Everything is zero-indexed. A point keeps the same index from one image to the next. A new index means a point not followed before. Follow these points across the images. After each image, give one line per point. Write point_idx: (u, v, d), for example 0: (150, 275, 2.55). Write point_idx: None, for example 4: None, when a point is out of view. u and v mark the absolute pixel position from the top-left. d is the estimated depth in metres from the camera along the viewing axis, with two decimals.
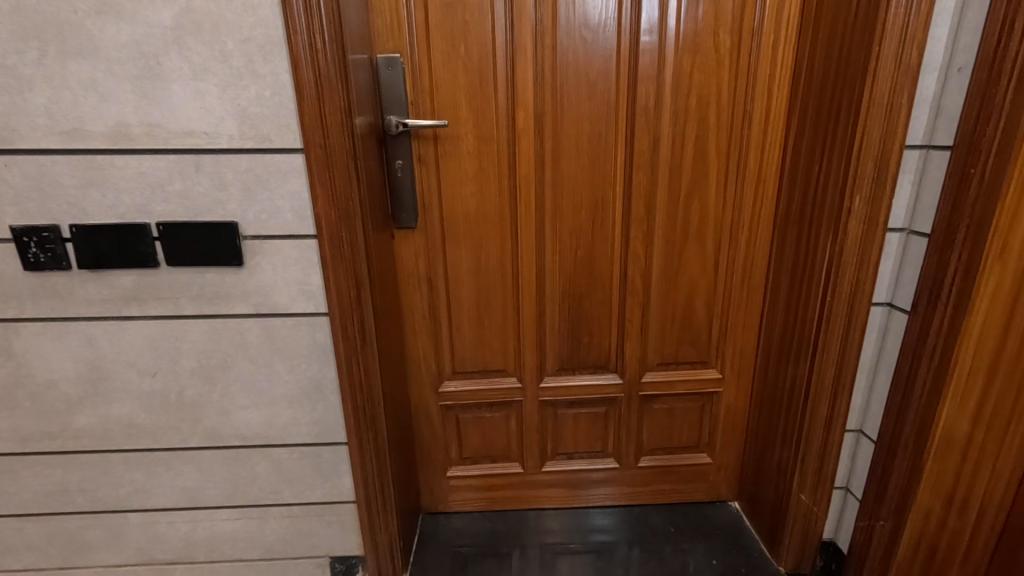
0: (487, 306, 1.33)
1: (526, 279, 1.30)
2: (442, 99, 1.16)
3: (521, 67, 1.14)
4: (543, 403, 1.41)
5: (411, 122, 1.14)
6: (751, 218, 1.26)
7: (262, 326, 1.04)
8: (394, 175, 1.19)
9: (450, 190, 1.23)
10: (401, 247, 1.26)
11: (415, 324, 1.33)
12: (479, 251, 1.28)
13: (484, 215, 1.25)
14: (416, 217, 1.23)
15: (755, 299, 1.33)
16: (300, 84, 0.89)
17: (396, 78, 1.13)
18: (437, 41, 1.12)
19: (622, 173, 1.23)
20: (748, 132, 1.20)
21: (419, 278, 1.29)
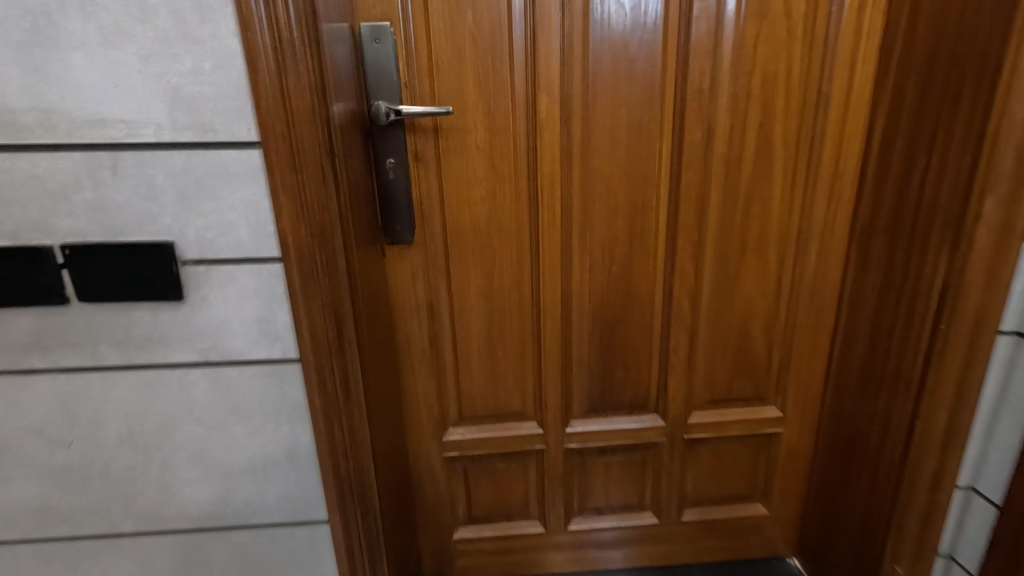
0: (500, 336, 1.08)
1: (550, 304, 1.06)
2: (444, 81, 0.92)
3: (544, 40, 0.91)
4: (569, 451, 1.17)
5: (405, 109, 0.89)
6: (824, 225, 1.03)
7: (212, 378, 0.79)
8: (384, 177, 0.94)
9: (455, 197, 0.99)
10: (394, 268, 1.01)
11: (414, 361, 1.08)
12: (491, 270, 1.04)
13: (497, 227, 1.01)
14: (413, 229, 0.99)
15: (825, 322, 1.10)
16: (253, 53, 0.64)
17: (385, 53, 0.88)
18: (437, 6, 0.88)
19: (668, 172, 0.99)
20: (823, 120, 0.97)
21: (418, 305, 1.05)
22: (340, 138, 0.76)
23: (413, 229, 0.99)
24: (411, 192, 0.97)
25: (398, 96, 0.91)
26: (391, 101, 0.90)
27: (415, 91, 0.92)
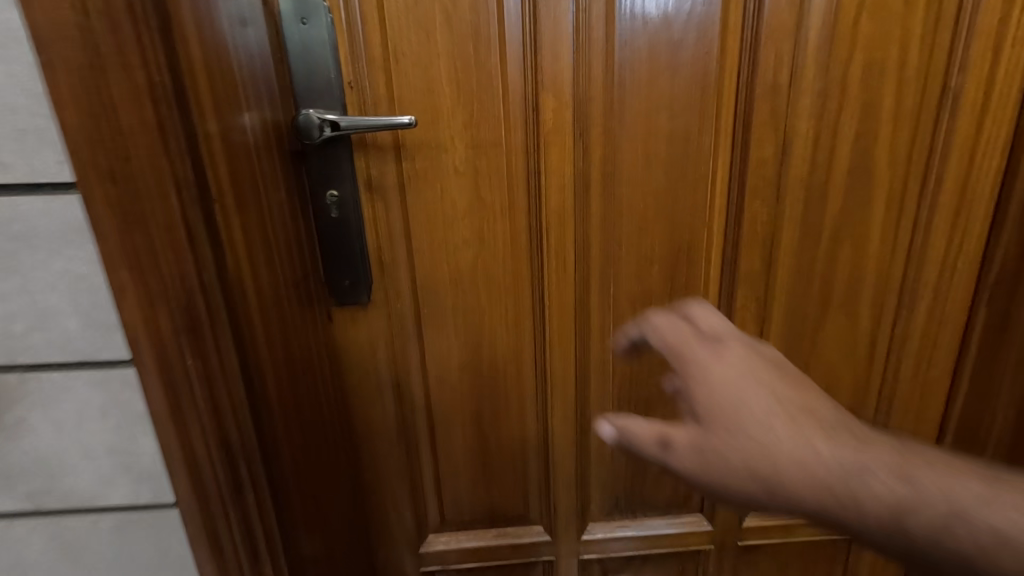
0: (494, 420, 0.81)
1: (561, 378, 0.79)
2: (406, 78, 0.64)
3: (550, 19, 0.63)
4: (586, 562, 0.90)
5: (348, 121, 0.62)
6: (942, 270, 0.75)
7: (49, 532, 0.52)
8: (323, 216, 0.67)
9: (427, 239, 0.71)
10: (345, 335, 0.74)
11: (378, 453, 0.81)
12: (480, 335, 0.76)
13: (489, 279, 0.73)
14: (369, 285, 0.71)
15: (937, 399, 0.81)
16: (44, 37, 0.38)
17: (318, 40, 0.61)
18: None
19: (724, 203, 0.71)
20: (950, 125, 0.68)
21: (381, 383, 0.77)
22: (230, 168, 0.49)
23: (368, 286, 0.71)
24: (365, 235, 0.69)
25: (340, 100, 0.63)
26: (330, 108, 0.63)
27: (366, 91, 0.64)
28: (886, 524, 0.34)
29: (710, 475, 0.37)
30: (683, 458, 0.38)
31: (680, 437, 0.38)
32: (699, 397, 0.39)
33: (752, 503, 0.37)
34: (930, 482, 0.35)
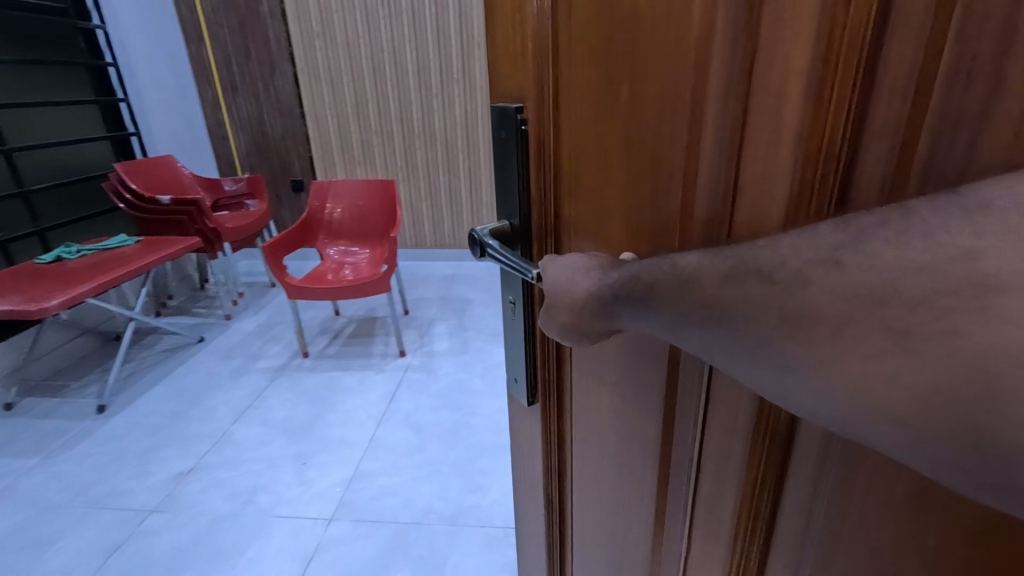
0: (635, 539, 0.71)
1: (707, 539, 0.61)
2: (584, 197, 0.61)
3: (772, 132, 0.43)
4: None
5: (488, 246, 0.65)
6: None
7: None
8: (506, 316, 0.74)
9: (582, 353, 0.68)
10: (515, 416, 0.85)
11: (533, 522, 0.92)
12: (628, 458, 0.67)
13: (631, 401, 0.63)
14: (532, 389, 0.75)
15: None
16: None
17: (509, 154, 0.65)
18: (583, 80, 0.56)
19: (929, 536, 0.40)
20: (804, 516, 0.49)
21: (534, 475, 0.86)
22: None
23: (532, 385, 0.75)
24: (534, 340, 0.72)
25: (526, 214, 0.67)
26: (509, 220, 0.69)
27: (552, 206, 0.65)
28: (637, 294, 0.47)
29: (564, 334, 0.57)
30: (548, 322, 0.58)
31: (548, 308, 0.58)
32: (551, 298, 0.57)
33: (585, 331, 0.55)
34: (772, 255, 0.39)
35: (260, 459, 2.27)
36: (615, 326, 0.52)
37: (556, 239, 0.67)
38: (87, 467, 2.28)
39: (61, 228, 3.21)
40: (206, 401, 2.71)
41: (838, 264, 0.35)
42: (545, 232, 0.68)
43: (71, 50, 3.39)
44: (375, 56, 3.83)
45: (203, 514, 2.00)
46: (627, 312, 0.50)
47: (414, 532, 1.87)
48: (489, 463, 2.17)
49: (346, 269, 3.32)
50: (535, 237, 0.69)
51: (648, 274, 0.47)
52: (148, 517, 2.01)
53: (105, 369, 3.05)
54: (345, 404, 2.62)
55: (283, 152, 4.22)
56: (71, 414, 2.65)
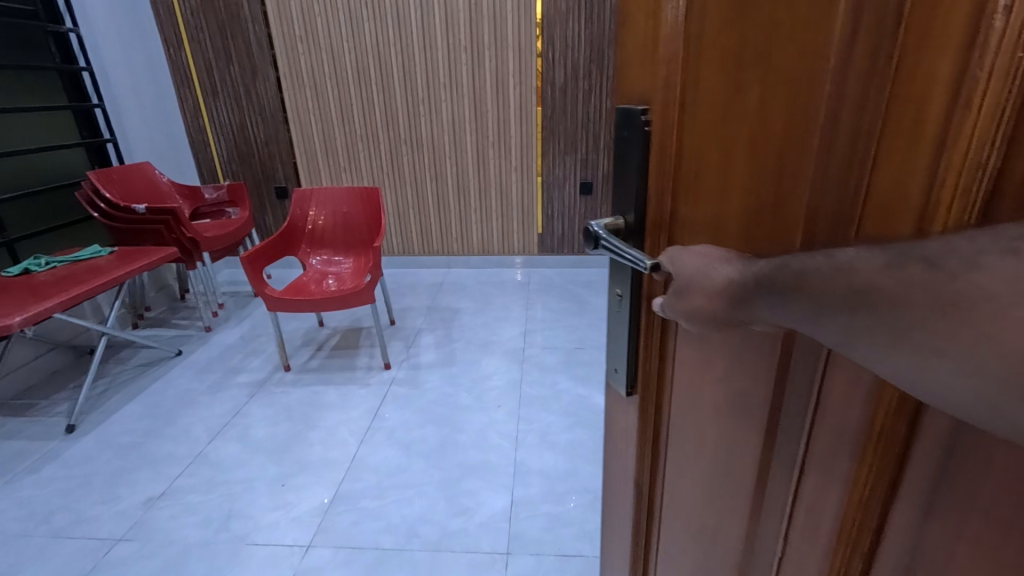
0: (727, 537, 0.71)
1: (805, 539, 0.60)
2: (703, 198, 0.58)
3: (917, 136, 0.41)
4: None
5: (601, 238, 0.63)
6: None
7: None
8: (611, 305, 0.71)
9: (687, 344, 0.65)
10: (610, 408, 0.82)
11: (618, 518, 0.89)
12: (730, 456, 0.66)
13: (739, 395, 0.61)
14: (632, 382, 0.72)
15: None
16: None
17: (630, 147, 0.61)
18: (714, 78, 0.54)
19: None
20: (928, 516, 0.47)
21: (623, 469, 0.82)
22: None
23: (633, 379, 0.72)
24: (639, 333, 0.69)
25: (641, 209, 0.63)
26: (625, 214, 0.65)
27: (667, 205, 0.62)
28: (781, 285, 0.46)
29: (685, 316, 0.56)
30: (672, 310, 0.58)
31: (672, 304, 0.58)
32: (679, 287, 0.56)
33: (716, 321, 0.54)
34: (937, 245, 0.37)
35: (235, 481, 2.17)
36: (753, 318, 0.50)
37: (669, 239, 0.63)
38: (53, 493, 2.15)
39: (31, 239, 3.06)
40: (181, 420, 2.60)
41: (1016, 250, 0.33)
42: (658, 230, 0.64)
43: (42, 53, 3.22)
44: (360, 61, 3.78)
45: (172, 543, 1.89)
46: (768, 300, 0.47)
47: (395, 560, 1.77)
48: (476, 483, 2.08)
49: (330, 279, 3.24)
50: (648, 237, 0.65)
51: (798, 263, 0.45)
52: (115, 546, 1.89)
53: (76, 386, 2.91)
54: (327, 421, 2.53)
55: (266, 158, 4.12)
56: (39, 435, 2.51)
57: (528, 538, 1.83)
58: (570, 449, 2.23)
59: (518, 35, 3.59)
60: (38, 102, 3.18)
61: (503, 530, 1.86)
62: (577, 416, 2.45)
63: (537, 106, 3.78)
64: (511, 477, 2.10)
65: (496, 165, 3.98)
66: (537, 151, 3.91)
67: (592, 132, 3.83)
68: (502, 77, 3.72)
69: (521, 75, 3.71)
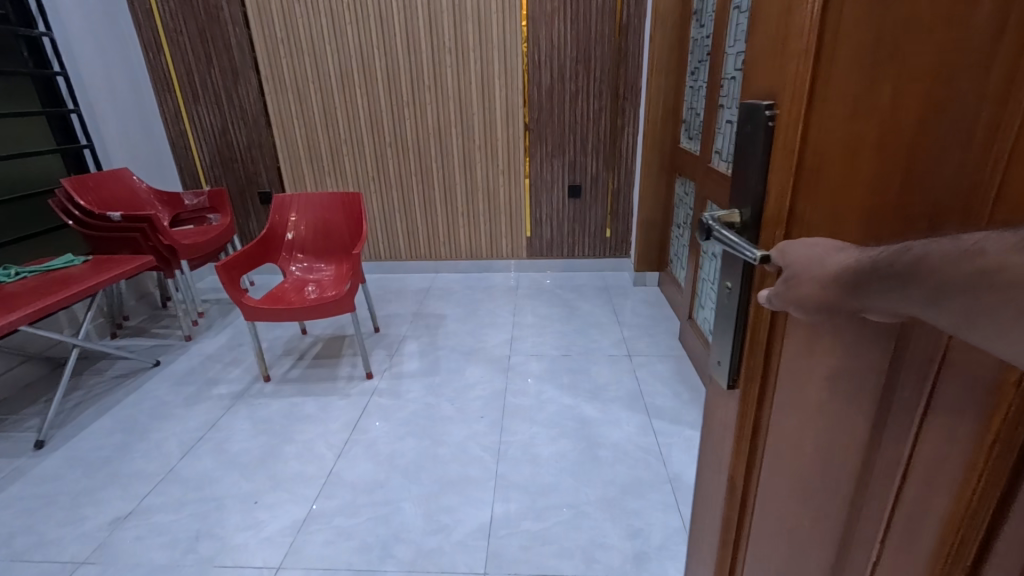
0: (818, 520, 0.75)
1: (910, 516, 0.64)
2: (823, 193, 0.59)
3: None
4: None
5: (713, 227, 0.70)
6: None
7: None
8: (720, 297, 0.77)
9: (797, 336, 0.67)
10: (714, 397, 0.88)
11: (712, 511, 0.94)
12: (830, 441, 0.69)
13: (849, 382, 0.65)
14: (733, 374, 0.78)
15: None
16: None
17: (754, 140, 0.65)
18: (847, 73, 0.55)
19: None
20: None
21: (721, 457, 0.88)
22: None
23: (736, 369, 0.77)
24: (744, 328, 0.74)
25: (758, 207, 0.67)
26: (741, 210, 0.70)
27: (786, 200, 0.63)
28: (901, 270, 0.49)
29: (793, 304, 0.61)
30: (777, 301, 0.62)
31: (778, 295, 0.62)
32: (789, 279, 0.60)
33: (827, 306, 0.58)
34: None
35: (205, 499, 2.11)
36: (865, 306, 0.54)
37: (786, 233, 0.64)
38: (16, 514, 2.07)
39: (6, 247, 2.96)
40: (154, 434, 2.52)
41: None
42: (776, 224, 0.65)
43: (14, 59, 3.10)
44: (344, 64, 3.75)
45: (137, 567, 1.82)
46: (884, 288, 0.52)
47: None
48: (454, 499, 2.05)
49: (309, 287, 3.18)
50: (763, 230, 0.67)
51: (918, 250, 0.48)
52: (77, 569, 1.82)
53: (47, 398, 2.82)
54: (305, 434, 2.48)
55: (249, 164, 4.06)
56: (5, 451, 2.42)
57: (506, 557, 1.80)
58: (552, 460, 2.22)
59: (505, 38, 3.61)
60: (12, 107, 3.08)
61: (481, 547, 1.83)
62: (561, 426, 2.44)
63: (524, 106, 3.81)
64: (491, 492, 2.07)
65: (483, 169, 3.99)
66: (524, 154, 3.93)
67: (578, 135, 3.86)
68: (488, 80, 3.74)
69: (507, 78, 3.73)
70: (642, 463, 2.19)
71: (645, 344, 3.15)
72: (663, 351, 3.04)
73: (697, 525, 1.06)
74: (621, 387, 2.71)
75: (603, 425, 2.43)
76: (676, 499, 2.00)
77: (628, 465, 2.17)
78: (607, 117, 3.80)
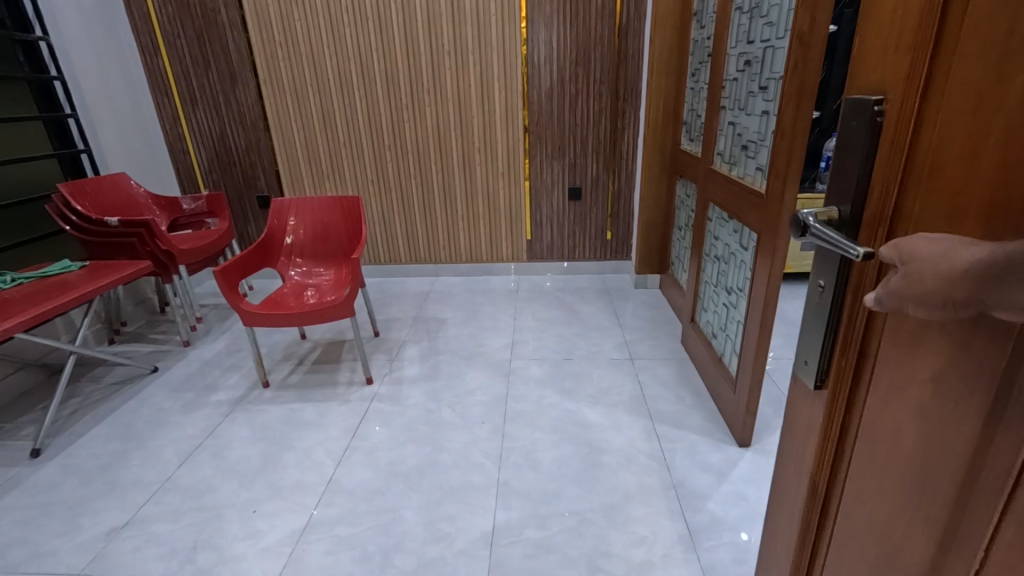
0: (913, 540, 0.66)
1: (1009, 557, 0.53)
2: (937, 192, 0.57)
3: None
4: None
5: (809, 225, 0.71)
6: None
7: None
8: (812, 295, 0.79)
9: (896, 335, 0.66)
10: (796, 399, 0.91)
11: (790, 508, 0.96)
12: (934, 452, 0.61)
13: (955, 382, 0.58)
14: (822, 372, 0.80)
15: None
16: None
17: (859, 136, 0.68)
18: (969, 56, 0.53)
19: None
20: None
21: (803, 458, 0.90)
22: None
23: (824, 370, 0.80)
24: (837, 325, 0.76)
25: (858, 204, 0.69)
26: (839, 207, 0.72)
27: (891, 198, 0.64)
28: None
29: (905, 305, 0.56)
30: (885, 302, 0.59)
31: (888, 299, 0.58)
32: (898, 283, 0.56)
33: (949, 306, 0.51)
34: None
35: (202, 508, 2.07)
36: (997, 304, 0.47)
37: (888, 230, 0.65)
38: (11, 525, 2.03)
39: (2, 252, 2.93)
40: (151, 442, 2.49)
41: None
42: (876, 223, 0.67)
43: (10, 63, 3.08)
44: (343, 66, 3.73)
45: None
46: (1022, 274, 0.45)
47: None
48: (456, 507, 2.02)
49: (309, 292, 3.15)
50: (862, 228, 0.70)
51: None
52: None
53: (42, 406, 2.78)
54: (303, 441, 2.45)
55: (248, 167, 4.04)
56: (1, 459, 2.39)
57: (509, 566, 1.77)
58: (555, 467, 2.20)
59: (503, 40, 3.59)
60: (7, 112, 3.05)
61: (484, 556, 1.80)
62: (564, 431, 2.41)
63: (523, 108, 3.79)
64: (493, 499, 2.04)
65: (482, 171, 3.97)
66: (523, 156, 3.92)
67: (577, 138, 3.85)
68: (487, 82, 3.72)
69: (506, 79, 3.72)
70: (645, 469, 2.16)
71: (647, 347, 3.12)
72: (665, 354, 3.02)
73: (770, 529, 1.06)
74: (625, 391, 2.69)
75: (607, 430, 2.41)
76: (681, 506, 1.97)
77: (630, 472, 2.15)
78: (607, 119, 3.79)
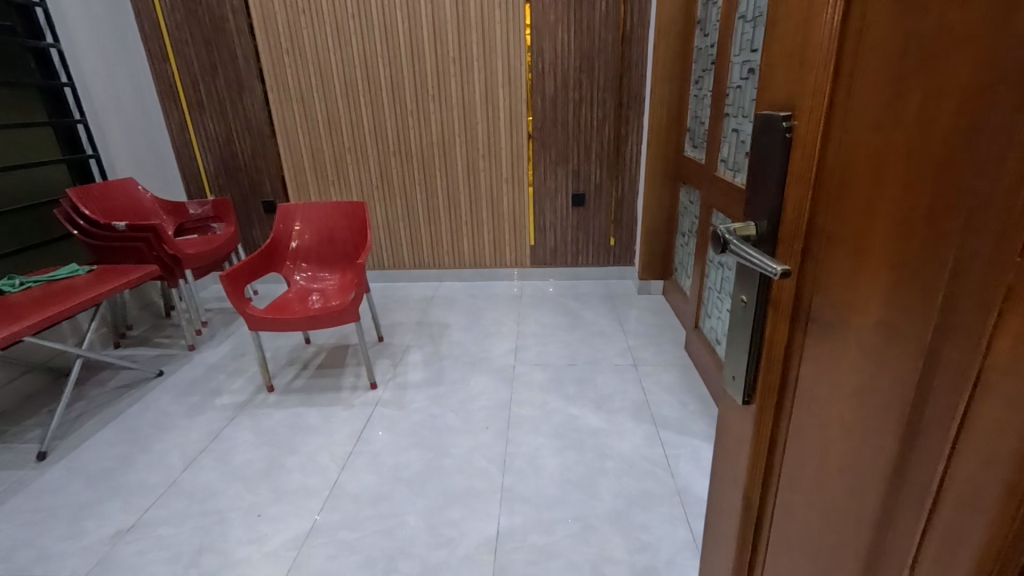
0: (845, 555, 0.66)
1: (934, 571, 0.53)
2: (849, 208, 0.57)
3: None
4: None
5: (729, 241, 0.71)
6: None
7: None
8: (737, 309, 0.77)
9: (817, 350, 0.66)
10: (729, 413, 0.90)
11: (727, 523, 0.94)
12: (859, 466, 0.62)
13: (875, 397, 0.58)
14: (749, 387, 0.79)
15: None
16: None
17: (771, 152, 0.66)
18: (870, 76, 0.53)
19: None
20: None
21: (736, 473, 0.88)
22: None
23: (751, 386, 0.78)
24: (760, 338, 0.75)
25: (774, 219, 0.68)
26: (756, 222, 0.71)
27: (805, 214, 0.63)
28: None
29: None
30: None
31: None
32: None
33: None
34: None
35: (206, 512, 2.08)
36: None
37: (805, 246, 0.64)
38: (16, 528, 2.04)
39: (10, 256, 2.96)
40: (156, 446, 2.50)
41: None
42: (793, 238, 0.66)
43: (22, 70, 3.12)
44: (348, 72, 3.76)
45: None
46: None
47: None
48: (460, 512, 2.02)
49: (314, 296, 3.17)
50: (780, 243, 0.69)
51: None
52: None
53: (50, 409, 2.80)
54: (306, 445, 2.46)
55: (252, 172, 4.07)
56: (8, 462, 2.41)
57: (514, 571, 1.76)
58: (557, 472, 2.19)
59: (508, 47, 3.62)
60: (18, 118, 3.09)
61: (487, 561, 1.80)
62: (565, 437, 2.41)
63: (528, 114, 3.81)
64: (496, 504, 2.04)
65: (487, 177, 3.99)
66: (528, 162, 3.93)
67: (582, 143, 3.86)
68: (492, 88, 3.74)
69: (511, 85, 3.74)
70: (648, 475, 2.15)
71: (650, 352, 3.12)
72: (669, 360, 3.01)
73: (710, 530, 1.05)
74: (627, 397, 2.68)
75: (609, 436, 2.40)
76: (684, 511, 1.96)
77: (633, 477, 2.14)
78: (611, 125, 3.80)
